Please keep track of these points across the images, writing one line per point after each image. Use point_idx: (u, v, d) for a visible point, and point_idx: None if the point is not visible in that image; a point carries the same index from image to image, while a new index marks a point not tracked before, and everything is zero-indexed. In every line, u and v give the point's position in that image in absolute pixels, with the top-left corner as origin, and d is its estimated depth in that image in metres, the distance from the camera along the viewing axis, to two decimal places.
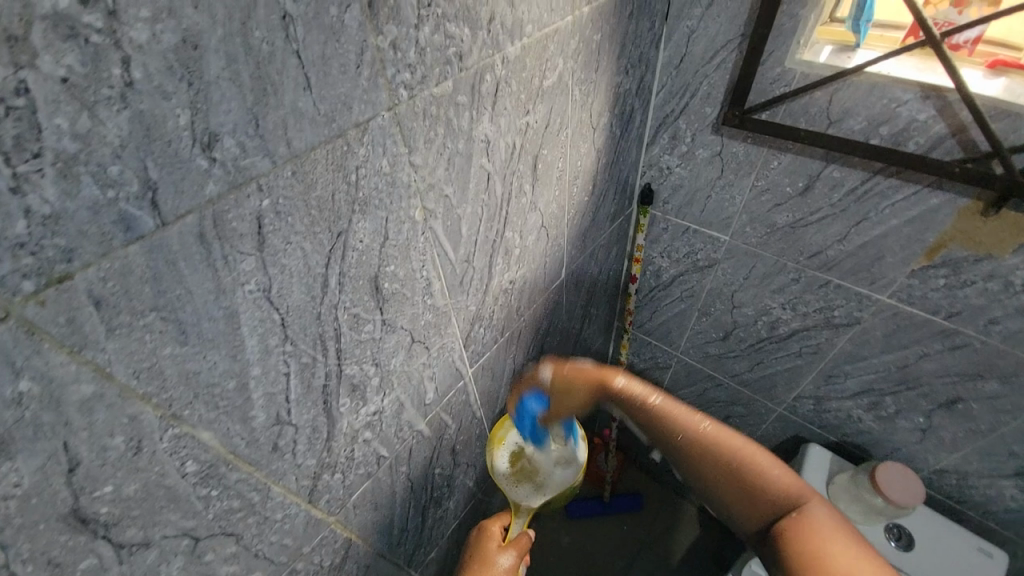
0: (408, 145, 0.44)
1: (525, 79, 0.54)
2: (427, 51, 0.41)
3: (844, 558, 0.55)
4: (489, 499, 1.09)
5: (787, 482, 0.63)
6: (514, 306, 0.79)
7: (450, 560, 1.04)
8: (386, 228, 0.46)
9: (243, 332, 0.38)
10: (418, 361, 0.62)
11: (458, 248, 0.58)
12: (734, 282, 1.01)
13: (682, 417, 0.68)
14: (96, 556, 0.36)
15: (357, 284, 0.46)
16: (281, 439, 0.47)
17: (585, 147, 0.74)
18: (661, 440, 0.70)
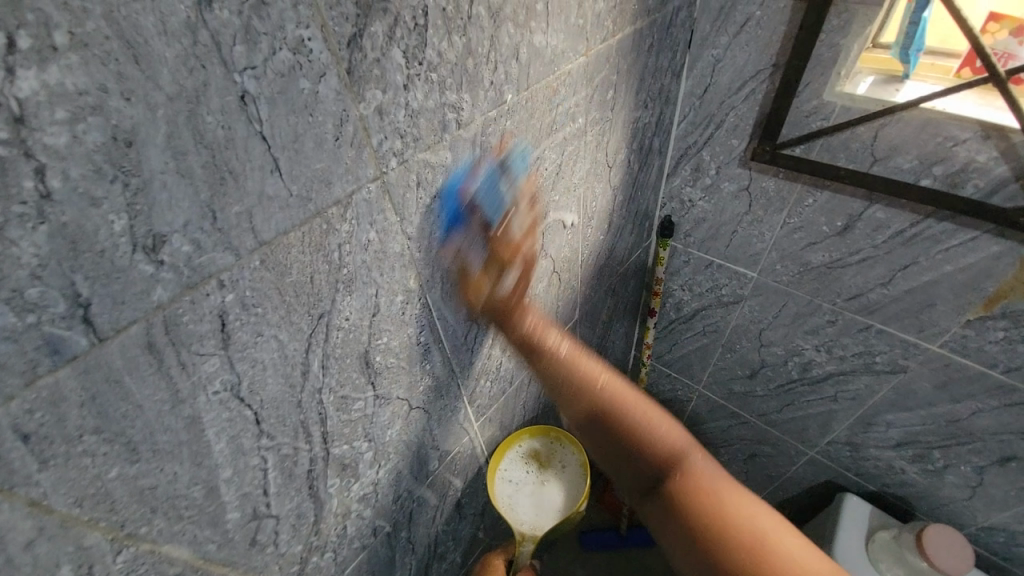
0: (399, 213, 0.39)
1: (533, 127, 0.49)
2: (420, 112, 0.36)
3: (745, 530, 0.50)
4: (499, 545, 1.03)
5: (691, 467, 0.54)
6: (524, 355, 0.74)
7: None
8: (376, 302, 0.41)
9: (208, 436, 0.33)
10: (417, 427, 0.57)
11: (459, 308, 0.53)
12: (763, 320, 0.94)
13: (617, 394, 0.57)
14: None
15: (344, 364, 0.42)
16: (260, 533, 0.42)
17: (600, 187, 0.68)
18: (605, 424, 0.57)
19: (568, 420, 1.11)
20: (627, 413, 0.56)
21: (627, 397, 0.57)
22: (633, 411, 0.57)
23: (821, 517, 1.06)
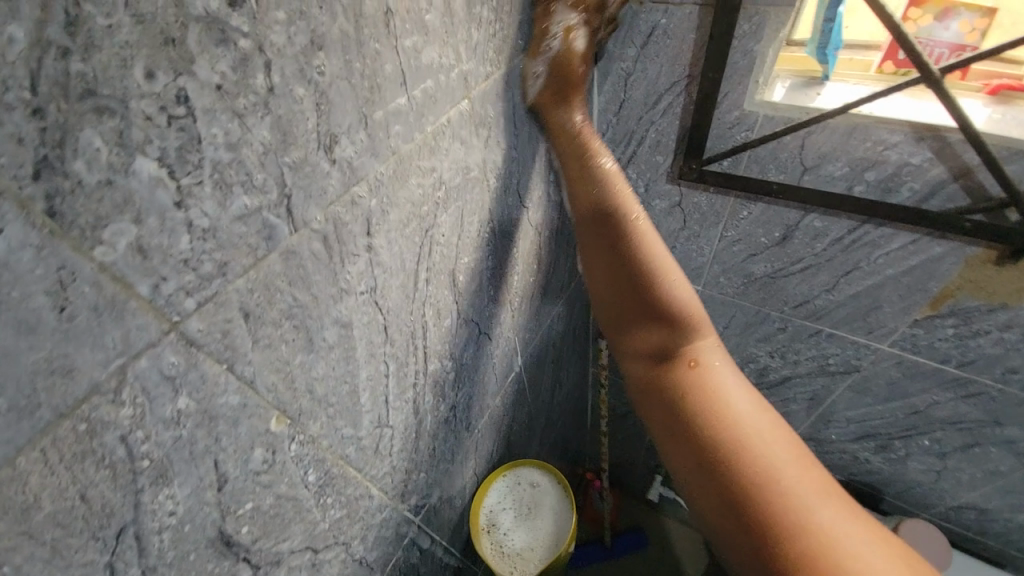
0: (226, 359, 0.28)
1: (413, 196, 0.39)
2: (222, 231, 0.26)
3: (748, 424, 0.43)
4: None
5: (770, 432, 0.42)
6: (462, 427, 0.65)
7: None
8: (220, 474, 0.31)
9: None
10: (333, 565, 0.46)
11: (361, 422, 0.43)
12: (715, 331, 0.89)
13: (669, 290, 0.50)
14: None
15: (187, 563, 0.31)
16: None
17: (519, 229, 0.60)
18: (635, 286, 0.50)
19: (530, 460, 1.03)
20: (656, 294, 0.50)
21: (683, 299, 0.50)
22: (680, 312, 0.50)
23: None
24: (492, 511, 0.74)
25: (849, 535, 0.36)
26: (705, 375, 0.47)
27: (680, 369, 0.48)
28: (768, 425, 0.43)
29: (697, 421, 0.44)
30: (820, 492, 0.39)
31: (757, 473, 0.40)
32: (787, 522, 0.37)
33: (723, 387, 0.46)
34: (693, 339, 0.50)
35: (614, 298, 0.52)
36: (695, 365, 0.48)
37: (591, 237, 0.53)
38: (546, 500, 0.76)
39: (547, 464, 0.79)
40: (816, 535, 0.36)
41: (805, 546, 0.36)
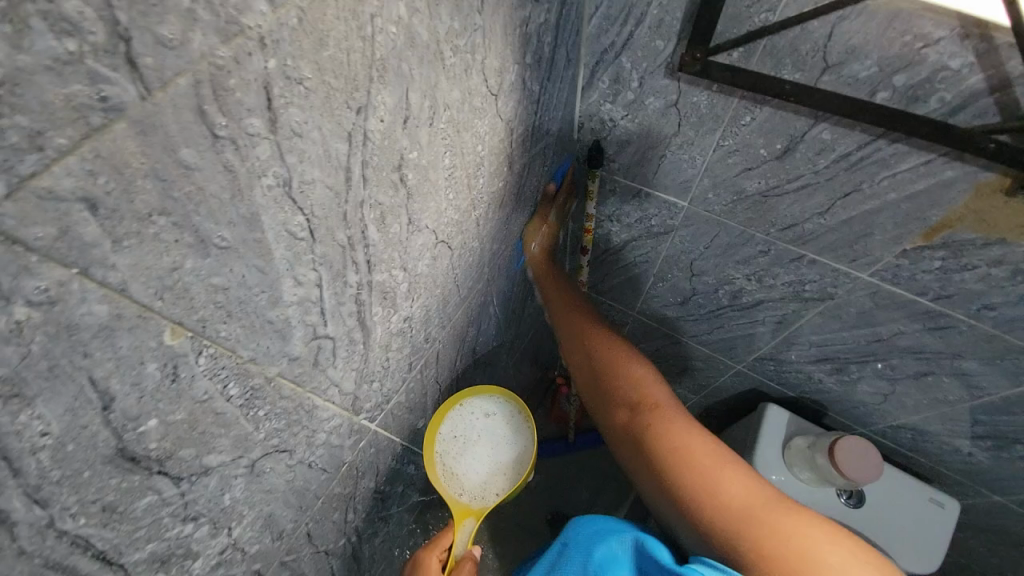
0: (77, 262, 0.23)
1: (338, 63, 0.30)
2: (22, 85, 0.18)
3: (677, 440, 0.64)
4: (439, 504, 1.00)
5: (700, 449, 0.63)
6: (422, 337, 0.62)
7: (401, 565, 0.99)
8: (105, 392, 0.27)
9: None
10: (277, 470, 0.46)
11: (295, 334, 0.39)
12: (694, 251, 0.85)
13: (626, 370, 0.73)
14: None
15: (82, 480, 0.28)
16: None
17: (487, 123, 0.51)
18: (598, 401, 0.74)
19: (498, 368, 1.04)
20: (636, 411, 0.69)
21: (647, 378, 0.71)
22: (654, 431, 0.66)
23: (743, 423, 1.09)
24: (446, 440, 0.76)
25: (775, 521, 0.56)
26: (677, 435, 0.65)
27: (663, 444, 0.64)
28: (701, 439, 0.64)
29: (664, 465, 0.63)
30: (723, 464, 0.62)
31: (699, 489, 0.60)
32: (739, 539, 0.56)
33: (632, 372, 0.72)
34: (650, 402, 0.70)
35: (586, 379, 0.75)
36: (661, 423, 0.66)
37: (574, 339, 0.80)
38: (503, 428, 0.78)
39: (505, 390, 0.80)
40: (751, 516, 0.57)
41: (745, 525, 0.56)
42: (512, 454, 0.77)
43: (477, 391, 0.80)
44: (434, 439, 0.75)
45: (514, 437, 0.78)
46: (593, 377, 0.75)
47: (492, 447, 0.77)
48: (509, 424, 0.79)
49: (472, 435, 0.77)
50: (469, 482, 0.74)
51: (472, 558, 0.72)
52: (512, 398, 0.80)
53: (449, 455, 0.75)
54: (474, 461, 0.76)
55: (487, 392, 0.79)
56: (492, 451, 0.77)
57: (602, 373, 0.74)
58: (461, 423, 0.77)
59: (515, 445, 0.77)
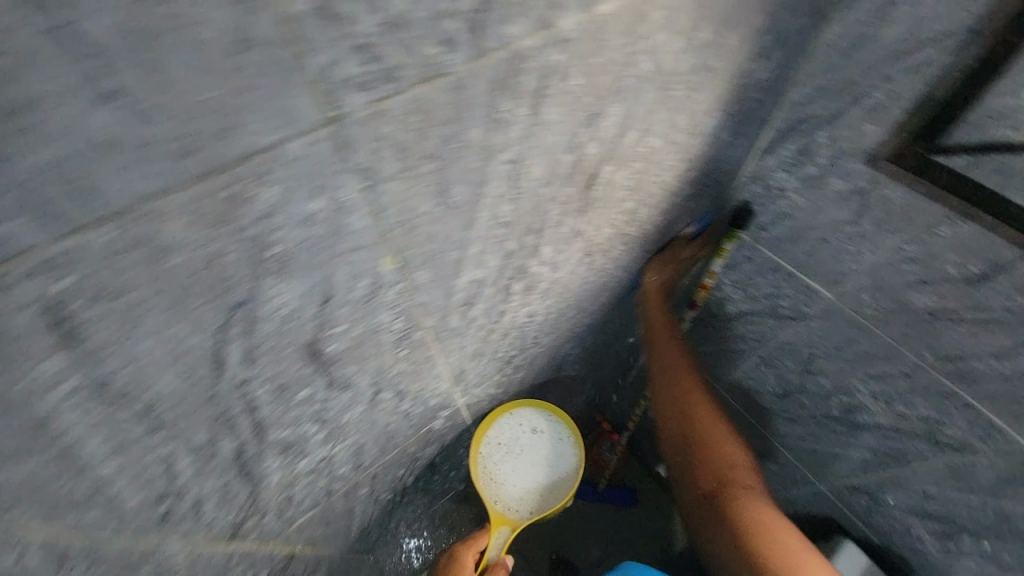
0: (368, 177, 0.27)
1: (601, 70, 0.33)
2: (409, 26, 0.22)
3: (764, 520, 0.63)
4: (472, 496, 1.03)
5: (788, 537, 0.62)
6: (531, 336, 0.64)
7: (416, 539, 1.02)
8: (326, 289, 0.31)
9: (75, 430, 0.26)
10: (387, 408, 0.50)
11: (458, 291, 0.42)
12: (820, 347, 0.79)
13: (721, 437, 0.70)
14: None
15: (278, 355, 0.32)
16: (172, 510, 0.37)
17: (674, 158, 0.52)
18: (683, 458, 0.71)
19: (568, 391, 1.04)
20: (721, 486, 0.67)
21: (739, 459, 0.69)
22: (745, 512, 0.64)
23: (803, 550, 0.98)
24: (492, 442, 0.76)
25: None
26: (765, 516, 0.64)
27: (757, 530, 0.62)
28: (786, 528, 0.63)
29: (751, 543, 0.62)
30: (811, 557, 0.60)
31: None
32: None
33: (720, 447, 0.70)
34: (739, 474, 0.68)
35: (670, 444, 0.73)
36: (750, 509, 0.64)
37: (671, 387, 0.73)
38: (551, 443, 0.77)
39: (557, 406, 0.79)
40: None
41: None
42: (554, 472, 0.75)
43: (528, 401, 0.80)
44: (481, 439, 0.76)
45: (558, 457, 0.77)
46: (683, 438, 0.72)
47: (537, 460, 0.76)
48: (557, 442, 0.77)
49: (517, 442, 0.77)
50: (510, 489, 0.74)
51: (504, 566, 0.71)
52: (562, 416, 0.79)
53: (492, 461, 0.75)
54: (516, 472, 0.75)
55: (538, 404, 0.79)
56: (535, 464, 0.76)
57: (696, 431, 0.71)
58: (509, 427, 0.77)
59: (559, 462, 0.76)
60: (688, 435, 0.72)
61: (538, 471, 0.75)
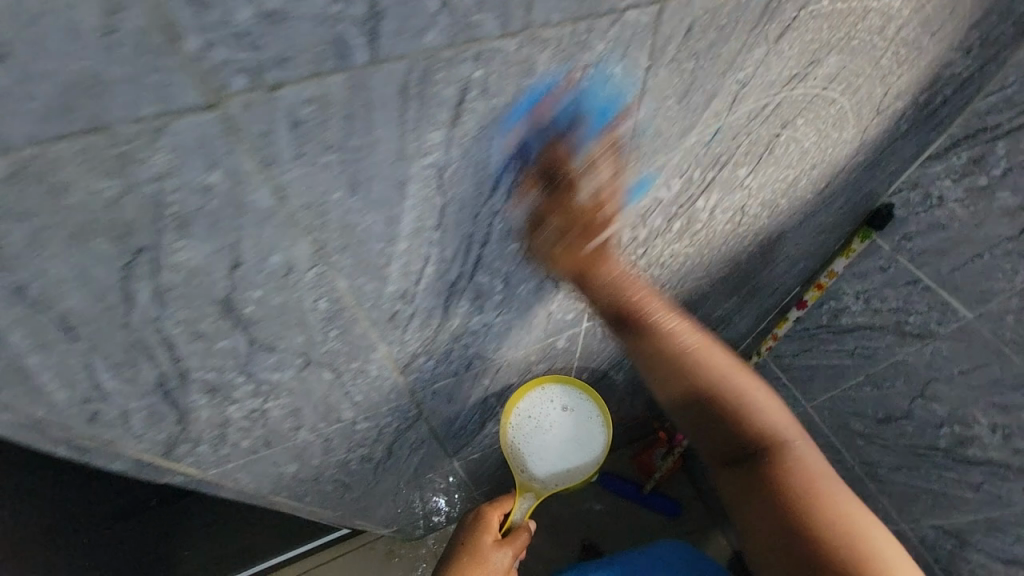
0: (653, 57, 0.34)
1: (838, 19, 0.39)
2: None
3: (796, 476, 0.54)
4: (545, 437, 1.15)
5: (828, 491, 0.53)
6: (661, 280, 0.70)
7: (486, 462, 1.12)
8: (580, 149, 0.39)
9: (406, 201, 0.36)
10: (545, 297, 0.58)
11: (643, 200, 0.50)
12: (941, 369, 0.78)
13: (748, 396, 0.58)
14: (231, 341, 0.40)
15: (523, 198, 0.41)
16: (399, 312, 0.47)
17: (851, 133, 0.57)
18: (703, 420, 0.58)
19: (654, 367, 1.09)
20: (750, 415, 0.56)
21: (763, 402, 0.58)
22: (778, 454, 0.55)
23: None
24: (523, 415, 0.81)
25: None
26: (804, 472, 0.54)
27: (800, 492, 0.52)
28: (825, 478, 0.54)
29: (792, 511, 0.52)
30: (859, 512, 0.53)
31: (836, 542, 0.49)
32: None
33: (744, 389, 0.57)
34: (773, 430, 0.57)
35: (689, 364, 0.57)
36: (792, 459, 0.55)
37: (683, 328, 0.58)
38: (578, 424, 0.81)
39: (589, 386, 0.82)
40: None
41: None
42: (580, 451, 0.81)
43: (559, 378, 0.82)
44: (512, 411, 0.80)
45: (584, 437, 0.81)
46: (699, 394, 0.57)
47: (562, 439, 0.81)
48: (583, 425, 0.81)
49: (544, 419, 0.81)
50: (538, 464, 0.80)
51: (526, 528, 0.84)
52: (592, 398, 0.82)
53: (521, 434, 0.80)
54: (542, 451, 0.80)
55: (568, 383, 0.82)
56: (562, 442, 0.81)
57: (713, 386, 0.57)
58: (540, 404, 0.81)
59: (584, 443, 0.81)
60: (709, 402, 0.57)
61: (565, 451, 0.80)
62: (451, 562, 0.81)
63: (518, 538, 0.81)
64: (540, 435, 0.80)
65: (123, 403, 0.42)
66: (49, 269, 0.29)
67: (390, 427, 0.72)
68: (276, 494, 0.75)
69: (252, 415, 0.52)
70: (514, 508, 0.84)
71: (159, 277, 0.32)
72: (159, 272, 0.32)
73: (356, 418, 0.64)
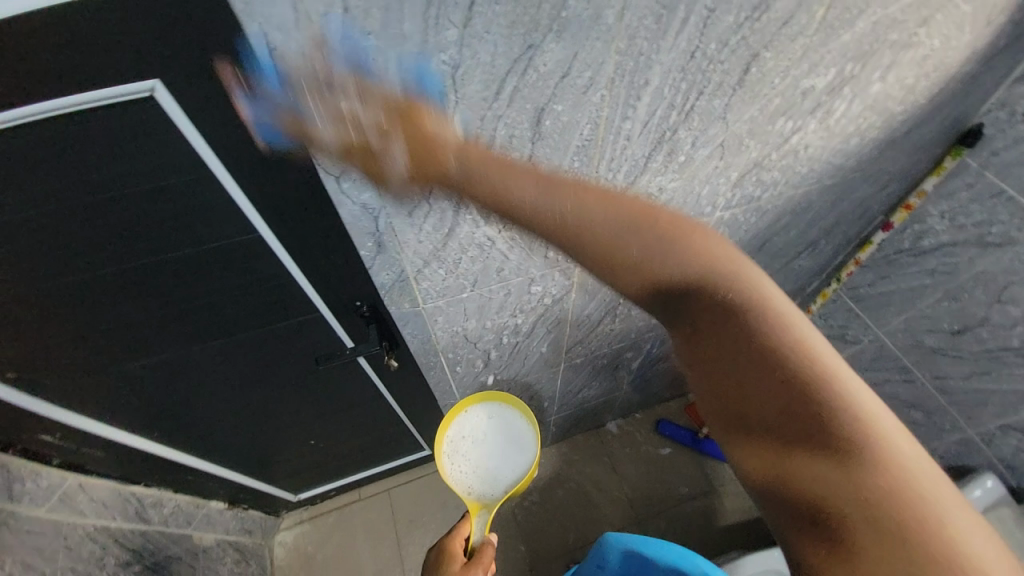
0: None
1: None
2: None
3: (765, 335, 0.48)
4: (637, 345, 1.32)
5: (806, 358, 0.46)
6: (793, 176, 0.86)
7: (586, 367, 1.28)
8: (793, 14, 0.55)
9: (678, 38, 0.50)
10: (707, 170, 0.73)
11: (803, 86, 0.67)
12: (1020, 271, 0.90)
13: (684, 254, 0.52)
14: (521, 152, 0.55)
15: (739, 54, 0.56)
16: (620, 154, 0.62)
17: (966, 40, 0.72)
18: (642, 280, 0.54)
19: None
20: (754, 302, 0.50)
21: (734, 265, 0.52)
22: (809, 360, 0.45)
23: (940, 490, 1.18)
24: (451, 448, 1.01)
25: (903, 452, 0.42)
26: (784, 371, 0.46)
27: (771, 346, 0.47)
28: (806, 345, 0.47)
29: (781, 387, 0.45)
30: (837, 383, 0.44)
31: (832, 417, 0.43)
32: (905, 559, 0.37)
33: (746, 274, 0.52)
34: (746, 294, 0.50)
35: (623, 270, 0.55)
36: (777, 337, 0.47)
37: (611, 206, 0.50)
38: (503, 424, 1.04)
39: (501, 394, 1.07)
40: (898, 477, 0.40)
41: (894, 502, 0.39)
42: (515, 436, 1.03)
43: (478, 398, 1.07)
44: (441, 454, 1.01)
45: (513, 430, 1.04)
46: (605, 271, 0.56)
47: (492, 446, 1.02)
48: (507, 428, 1.04)
49: (471, 441, 1.03)
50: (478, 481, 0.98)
51: (490, 542, 0.91)
52: (508, 405, 1.06)
53: (456, 454, 1.00)
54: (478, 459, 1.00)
55: (485, 399, 1.07)
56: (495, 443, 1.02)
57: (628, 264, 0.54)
58: (466, 422, 1.04)
59: (516, 430, 1.04)
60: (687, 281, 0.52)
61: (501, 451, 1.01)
62: None
63: (484, 550, 0.88)
64: (473, 451, 1.01)
65: (434, 202, 0.57)
66: (478, 52, 0.44)
67: (549, 296, 0.87)
68: (446, 351, 0.91)
69: (484, 243, 0.67)
70: (473, 530, 0.94)
71: (524, 74, 0.47)
72: (526, 70, 0.46)
73: (538, 275, 0.79)
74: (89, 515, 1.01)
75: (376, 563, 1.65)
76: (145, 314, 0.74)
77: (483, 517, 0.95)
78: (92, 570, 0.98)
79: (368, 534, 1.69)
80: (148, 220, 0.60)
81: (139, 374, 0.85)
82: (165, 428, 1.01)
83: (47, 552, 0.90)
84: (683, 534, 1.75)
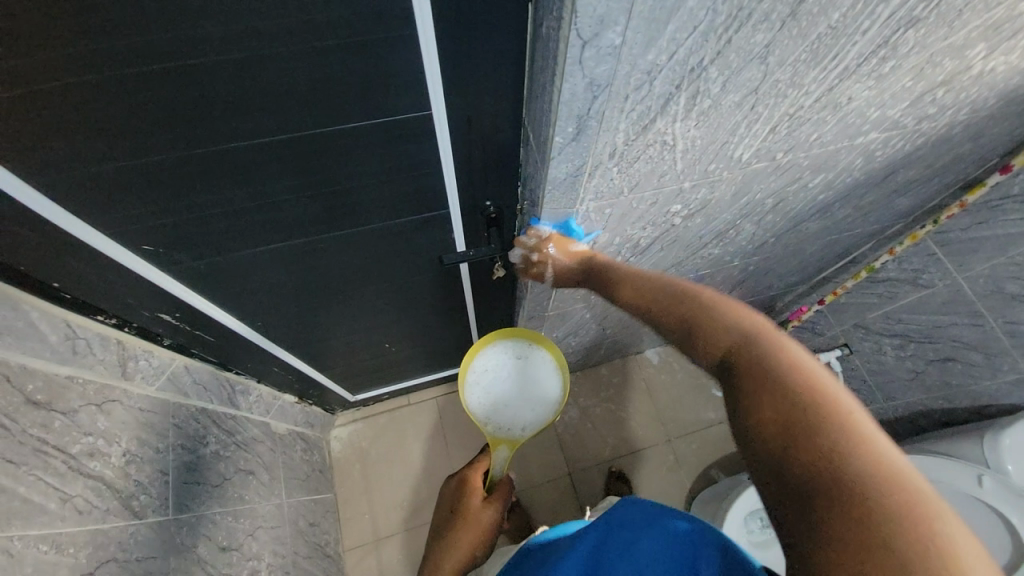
0: None
1: None
2: None
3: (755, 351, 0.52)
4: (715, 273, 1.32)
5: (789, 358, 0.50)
6: (953, 104, 0.83)
7: None
8: None
9: None
10: (894, 87, 0.69)
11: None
12: None
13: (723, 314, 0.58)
14: (764, 37, 0.50)
15: None
16: (840, 54, 0.57)
17: None
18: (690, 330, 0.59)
19: (833, 226, 1.22)
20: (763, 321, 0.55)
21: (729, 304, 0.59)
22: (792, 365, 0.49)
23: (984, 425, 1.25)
24: (473, 380, 0.97)
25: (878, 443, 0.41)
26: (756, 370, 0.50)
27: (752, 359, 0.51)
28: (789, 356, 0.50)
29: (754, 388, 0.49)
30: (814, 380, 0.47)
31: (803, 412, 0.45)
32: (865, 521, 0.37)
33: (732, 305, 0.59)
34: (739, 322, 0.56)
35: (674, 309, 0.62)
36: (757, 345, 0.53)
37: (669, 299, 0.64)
38: (527, 360, 0.98)
39: (528, 330, 0.99)
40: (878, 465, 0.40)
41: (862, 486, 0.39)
42: (541, 376, 0.97)
43: (505, 330, 0.99)
44: (464, 385, 0.96)
45: (541, 368, 0.98)
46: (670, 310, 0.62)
47: (514, 382, 0.97)
48: (530, 366, 0.98)
49: (494, 375, 0.97)
50: (500, 416, 0.96)
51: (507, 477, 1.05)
52: (535, 341, 0.98)
53: (479, 389, 0.97)
54: (502, 394, 0.96)
55: (512, 332, 0.99)
56: (520, 380, 0.97)
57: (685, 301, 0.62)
58: (490, 354, 0.98)
59: (541, 371, 0.98)
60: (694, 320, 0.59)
61: (524, 389, 0.97)
62: (456, 523, 1.06)
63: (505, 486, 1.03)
64: (497, 385, 0.97)
65: (655, 85, 0.52)
66: None
67: (684, 211, 0.85)
68: None
69: (666, 142, 0.63)
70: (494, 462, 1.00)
71: None
72: None
73: (691, 184, 0.76)
74: (192, 396, 1.05)
75: (425, 460, 1.76)
76: (284, 192, 0.70)
77: (506, 452, 0.98)
78: (197, 445, 1.03)
79: (418, 435, 1.79)
80: (326, 82, 0.54)
81: (259, 257, 0.83)
82: (264, 317, 1.02)
83: (159, 428, 0.93)
84: (708, 451, 1.89)
